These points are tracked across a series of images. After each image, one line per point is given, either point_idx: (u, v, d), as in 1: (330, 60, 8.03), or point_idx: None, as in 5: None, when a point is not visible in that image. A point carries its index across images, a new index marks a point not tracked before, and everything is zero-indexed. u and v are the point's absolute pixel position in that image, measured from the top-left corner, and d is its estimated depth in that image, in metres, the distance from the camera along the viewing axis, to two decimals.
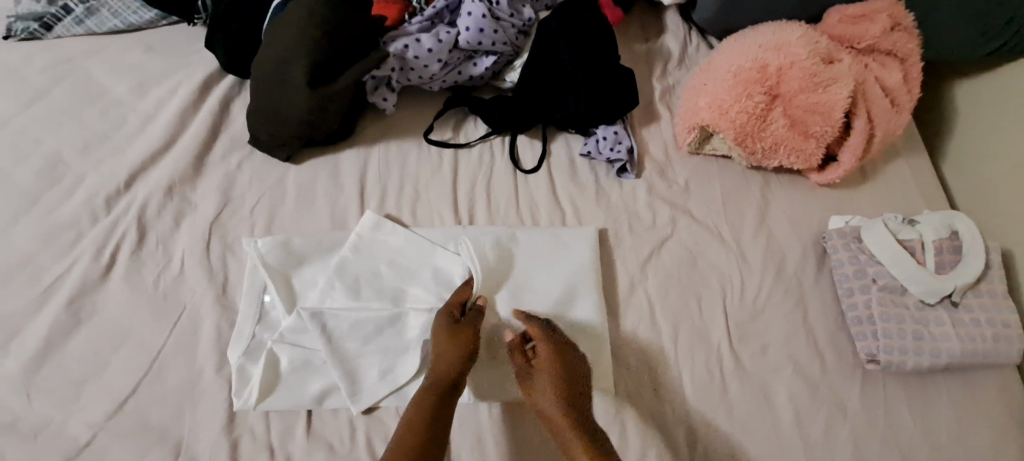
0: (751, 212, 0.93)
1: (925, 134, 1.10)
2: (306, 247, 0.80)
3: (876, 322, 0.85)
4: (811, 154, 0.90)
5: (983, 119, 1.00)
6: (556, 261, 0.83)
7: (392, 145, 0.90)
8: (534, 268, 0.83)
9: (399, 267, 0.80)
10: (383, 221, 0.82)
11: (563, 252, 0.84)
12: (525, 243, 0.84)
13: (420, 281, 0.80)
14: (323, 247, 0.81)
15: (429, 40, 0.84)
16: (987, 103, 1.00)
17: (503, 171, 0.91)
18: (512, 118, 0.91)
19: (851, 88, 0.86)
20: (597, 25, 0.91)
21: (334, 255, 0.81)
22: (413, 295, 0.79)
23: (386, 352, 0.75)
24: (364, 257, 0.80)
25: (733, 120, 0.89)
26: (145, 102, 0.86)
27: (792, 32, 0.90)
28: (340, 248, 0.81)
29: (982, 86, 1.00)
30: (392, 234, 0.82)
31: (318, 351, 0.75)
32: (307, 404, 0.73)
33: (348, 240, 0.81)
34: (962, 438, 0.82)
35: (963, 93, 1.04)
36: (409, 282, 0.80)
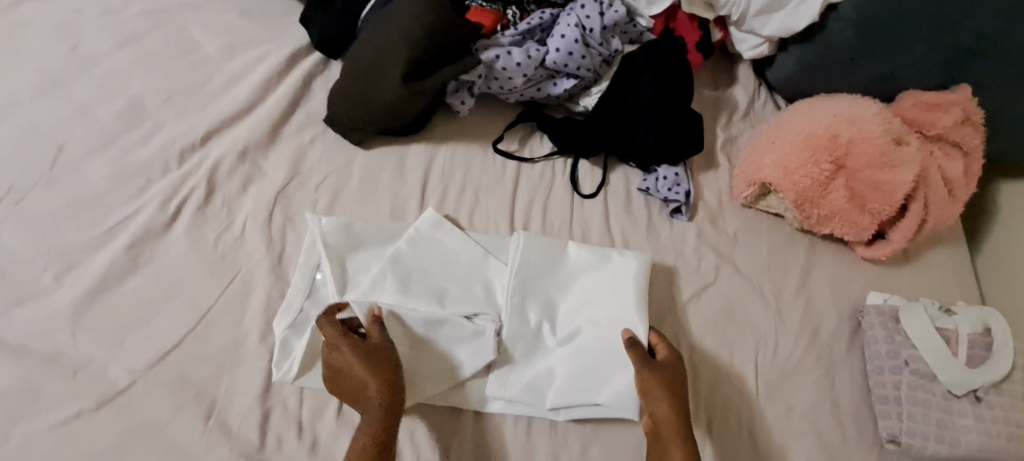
0: (792, 274, 0.94)
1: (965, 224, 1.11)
2: (365, 233, 0.81)
3: (903, 404, 0.86)
4: (863, 229, 0.91)
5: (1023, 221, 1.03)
6: (606, 285, 0.81)
7: (459, 148, 0.92)
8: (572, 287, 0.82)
9: (453, 270, 0.81)
10: (442, 221, 0.83)
11: (607, 276, 0.81)
12: (569, 262, 0.83)
13: (470, 288, 0.80)
14: (380, 236, 0.82)
15: (519, 54, 0.86)
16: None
17: (562, 192, 0.92)
18: (580, 141, 0.93)
19: (916, 173, 0.88)
20: (680, 69, 0.92)
21: (392, 247, 0.81)
22: (457, 297, 0.79)
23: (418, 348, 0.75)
24: (422, 255, 0.81)
25: (796, 183, 0.90)
26: (233, 64, 0.88)
27: (866, 109, 0.92)
28: (400, 241, 0.81)
29: None
30: (448, 235, 0.83)
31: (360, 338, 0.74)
32: None
33: (406, 233, 0.82)
34: None
35: (1008, 193, 1.06)
36: (459, 286, 0.80)
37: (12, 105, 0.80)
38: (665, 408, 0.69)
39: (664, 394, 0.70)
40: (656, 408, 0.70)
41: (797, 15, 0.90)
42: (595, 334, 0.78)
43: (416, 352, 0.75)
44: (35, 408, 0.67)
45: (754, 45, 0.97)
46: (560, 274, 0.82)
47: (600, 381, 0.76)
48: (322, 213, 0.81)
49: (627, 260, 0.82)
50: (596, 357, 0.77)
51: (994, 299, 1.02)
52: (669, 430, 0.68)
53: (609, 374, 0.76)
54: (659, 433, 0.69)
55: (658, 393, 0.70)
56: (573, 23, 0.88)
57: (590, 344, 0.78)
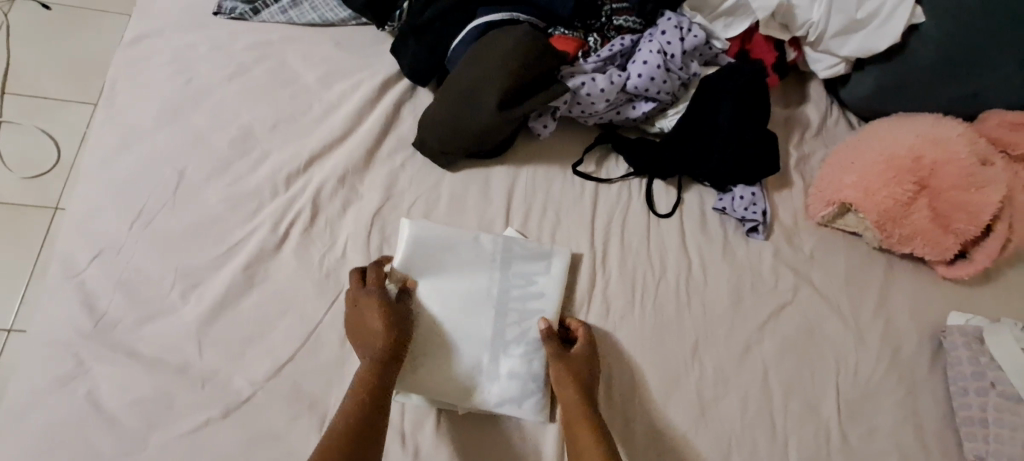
0: (870, 292, 0.95)
1: None
2: (437, 246, 0.84)
3: (991, 426, 0.85)
4: (946, 248, 0.91)
5: None
6: (476, 275, 0.84)
7: (540, 170, 0.95)
8: (463, 285, 0.84)
9: (509, 284, 0.85)
10: (513, 236, 0.87)
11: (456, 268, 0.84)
12: (477, 258, 0.85)
13: (527, 302, 0.84)
14: (449, 248, 0.84)
15: (603, 80, 0.88)
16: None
17: (638, 212, 0.96)
18: (657, 163, 0.96)
19: (1003, 193, 0.88)
20: (758, 92, 0.94)
21: (454, 261, 0.84)
22: (515, 313, 0.84)
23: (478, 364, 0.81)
24: (482, 270, 0.85)
25: (878, 203, 0.91)
26: (330, 93, 0.93)
27: (951, 129, 0.92)
28: (465, 256, 0.85)
29: None
30: (510, 249, 0.86)
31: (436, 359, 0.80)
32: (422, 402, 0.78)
33: (473, 247, 0.85)
34: None
35: None
36: (518, 300, 0.84)
37: (138, 135, 0.87)
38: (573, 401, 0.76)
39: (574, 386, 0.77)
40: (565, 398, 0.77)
41: (880, 35, 0.91)
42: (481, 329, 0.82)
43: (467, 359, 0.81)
44: (170, 416, 0.73)
45: (830, 65, 0.98)
46: (477, 271, 0.85)
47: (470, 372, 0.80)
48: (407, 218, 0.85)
49: (416, 232, 0.83)
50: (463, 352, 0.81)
51: None
52: (571, 397, 0.76)
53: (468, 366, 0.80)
54: (571, 423, 0.74)
55: (568, 380, 0.78)
56: (654, 49, 0.90)
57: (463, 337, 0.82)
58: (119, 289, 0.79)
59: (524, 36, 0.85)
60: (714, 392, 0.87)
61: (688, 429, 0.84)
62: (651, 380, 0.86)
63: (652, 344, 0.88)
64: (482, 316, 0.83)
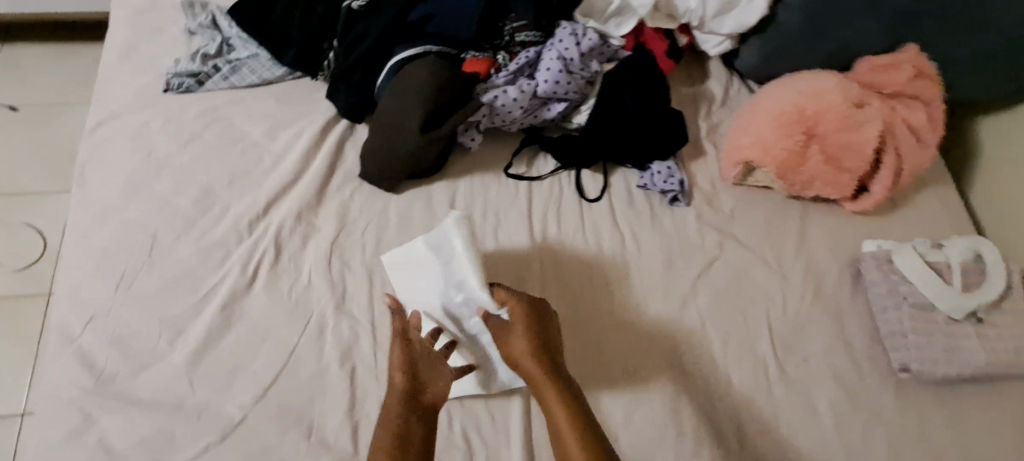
0: (789, 237, 1.06)
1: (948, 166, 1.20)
2: (393, 270, 0.95)
3: (909, 336, 0.95)
4: (843, 186, 1.02)
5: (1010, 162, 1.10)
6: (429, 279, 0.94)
7: (476, 179, 1.05)
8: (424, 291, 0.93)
9: (455, 274, 0.92)
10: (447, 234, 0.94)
11: (415, 281, 0.94)
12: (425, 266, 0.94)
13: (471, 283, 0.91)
14: (402, 268, 0.95)
15: (514, 91, 0.98)
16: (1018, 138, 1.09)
17: (571, 201, 1.06)
18: (579, 154, 1.07)
19: (880, 128, 0.98)
20: (655, 79, 1.06)
21: (410, 277, 0.95)
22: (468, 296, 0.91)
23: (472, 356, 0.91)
24: (431, 274, 0.94)
25: (775, 157, 1.01)
26: (277, 143, 1.04)
27: (826, 80, 1.02)
28: (416, 270, 0.95)
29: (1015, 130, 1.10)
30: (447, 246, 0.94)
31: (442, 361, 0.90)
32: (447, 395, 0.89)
33: (417, 260, 0.95)
34: (986, 442, 0.92)
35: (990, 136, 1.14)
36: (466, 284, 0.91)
37: (110, 210, 0.97)
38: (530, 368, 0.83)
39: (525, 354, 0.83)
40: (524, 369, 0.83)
41: (750, 12, 1.03)
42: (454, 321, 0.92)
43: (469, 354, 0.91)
44: (172, 450, 0.82)
45: (717, 43, 1.10)
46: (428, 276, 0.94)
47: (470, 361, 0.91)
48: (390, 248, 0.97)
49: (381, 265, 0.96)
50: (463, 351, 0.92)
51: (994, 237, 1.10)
52: (526, 363, 0.83)
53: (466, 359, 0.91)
54: (535, 389, 0.82)
55: (518, 350, 0.84)
56: (556, 56, 0.99)
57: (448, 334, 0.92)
58: (111, 347, 0.88)
59: (435, 65, 0.96)
60: (660, 347, 0.96)
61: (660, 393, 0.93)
62: (602, 347, 0.96)
63: (598, 313, 0.98)
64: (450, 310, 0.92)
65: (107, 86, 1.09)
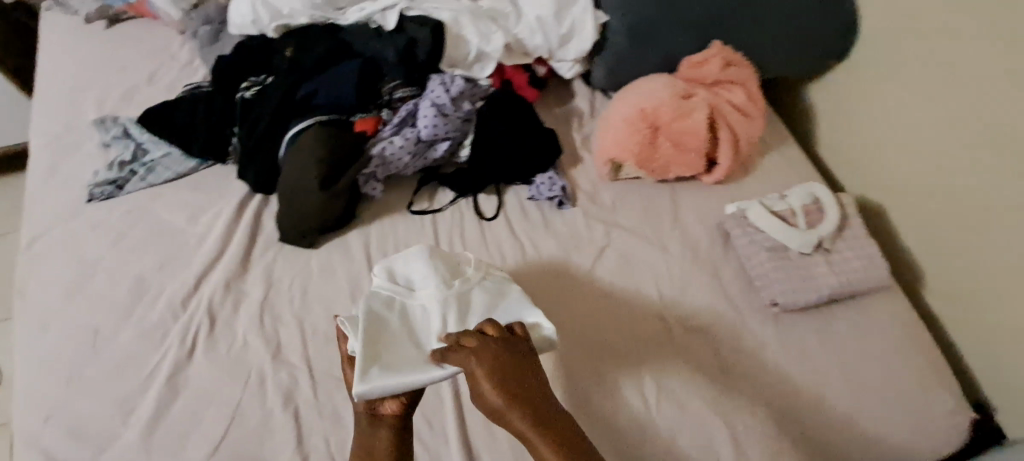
0: (665, 215, 1.23)
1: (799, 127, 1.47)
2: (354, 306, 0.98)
3: (773, 275, 1.11)
4: (693, 164, 1.21)
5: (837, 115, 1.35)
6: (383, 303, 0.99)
7: (386, 220, 1.18)
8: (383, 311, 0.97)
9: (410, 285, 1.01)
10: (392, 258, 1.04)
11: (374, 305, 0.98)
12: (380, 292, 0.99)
13: (426, 284, 1.00)
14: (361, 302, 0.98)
15: (399, 140, 1.13)
16: (835, 96, 1.35)
17: (472, 223, 1.20)
18: (471, 182, 1.22)
19: (706, 113, 1.18)
20: (521, 107, 1.24)
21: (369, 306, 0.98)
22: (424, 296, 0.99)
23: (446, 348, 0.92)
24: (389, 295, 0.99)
25: (631, 153, 1.19)
26: (200, 226, 1.15)
27: (657, 82, 1.21)
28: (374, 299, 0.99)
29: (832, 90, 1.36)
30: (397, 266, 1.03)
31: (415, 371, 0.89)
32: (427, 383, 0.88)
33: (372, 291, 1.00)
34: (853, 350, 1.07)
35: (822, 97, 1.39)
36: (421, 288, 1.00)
37: (49, 316, 1.05)
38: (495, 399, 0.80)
39: (490, 386, 0.80)
40: (489, 400, 0.80)
41: (584, 39, 1.21)
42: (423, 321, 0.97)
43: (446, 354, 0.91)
44: None
45: (569, 68, 1.29)
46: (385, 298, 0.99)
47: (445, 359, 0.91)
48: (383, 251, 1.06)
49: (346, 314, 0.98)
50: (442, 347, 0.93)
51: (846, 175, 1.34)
52: (491, 397, 0.80)
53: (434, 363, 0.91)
54: (504, 418, 0.80)
55: (483, 382, 0.81)
56: (430, 104, 1.15)
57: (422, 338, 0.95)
58: (65, 439, 0.94)
59: (323, 131, 1.10)
60: (646, 347, 1.07)
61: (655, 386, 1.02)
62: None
63: (586, 329, 1.08)
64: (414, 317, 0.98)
65: (34, 207, 1.19)
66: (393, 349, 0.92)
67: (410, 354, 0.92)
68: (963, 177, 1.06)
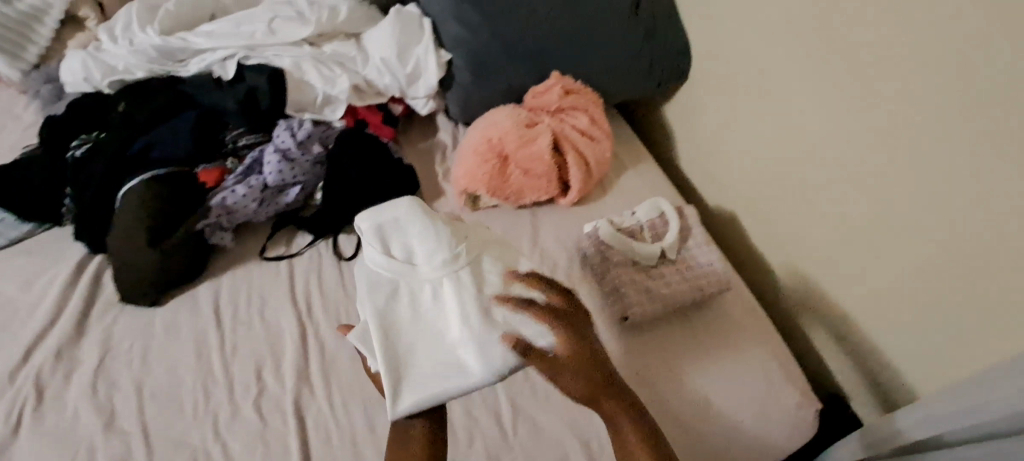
0: (524, 239, 1.26)
1: (662, 146, 1.57)
2: (360, 294, 0.78)
3: (622, 288, 1.14)
4: (546, 188, 1.25)
5: (690, 130, 1.45)
6: (390, 281, 0.79)
7: (238, 269, 1.16)
8: (386, 298, 0.77)
9: (416, 257, 0.80)
10: (382, 224, 0.82)
11: (383, 288, 0.78)
12: (385, 270, 0.79)
13: (432, 255, 0.80)
14: (364, 288, 0.78)
15: (242, 188, 1.12)
16: (684, 111, 1.45)
17: (330, 264, 1.19)
18: (327, 224, 1.20)
19: (549, 139, 1.23)
20: (374, 145, 1.25)
21: (365, 293, 0.77)
22: (426, 271, 0.79)
23: (476, 337, 0.74)
24: (393, 276, 0.79)
25: (483, 182, 1.22)
26: (31, 294, 1.09)
27: (502, 113, 1.25)
28: (377, 282, 0.79)
29: (679, 108, 1.46)
30: (393, 236, 0.81)
31: (443, 379, 0.72)
32: (477, 383, 0.71)
33: (368, 274, 0.79)
34: (703, 352, 1.12)
35: (675, 113, 1.49)
36: (424, 260, 0.80)
37: None
38: (576, 385, 0.69)
39: (572, 374, 0.69)
40: (569, 388, 0.69)
41: (430, 76, 1.25)
42: (442, 302, 0.78)
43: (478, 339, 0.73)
44: None
45: (424, 104, 1.31)
46: (393, 275, 0.79)
47: (466, 355, 0.73)
48: (362, 211, 0.83)
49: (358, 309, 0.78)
50: (473, 335, 0.74)
51: (704, 184, 1.45)
52: (579, 384, 0.70)
53: (457, 355, 0.74)
54: (592, 400, 0.72)
55: (563, 370, 0.69)
56: (273, 150, 1.15)
57: (444, 325, 0.77)
58: None
59: (151, 182, 1.08)
60: (680, 334, 1.14)
61: (699, 362, 1.10)
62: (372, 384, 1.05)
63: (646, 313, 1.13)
64: (421, 301, 0.78)
65: None
66: (418, 346, 0.75)
67: (430, 350, 0.75)
68: (788, 176, 1.15)
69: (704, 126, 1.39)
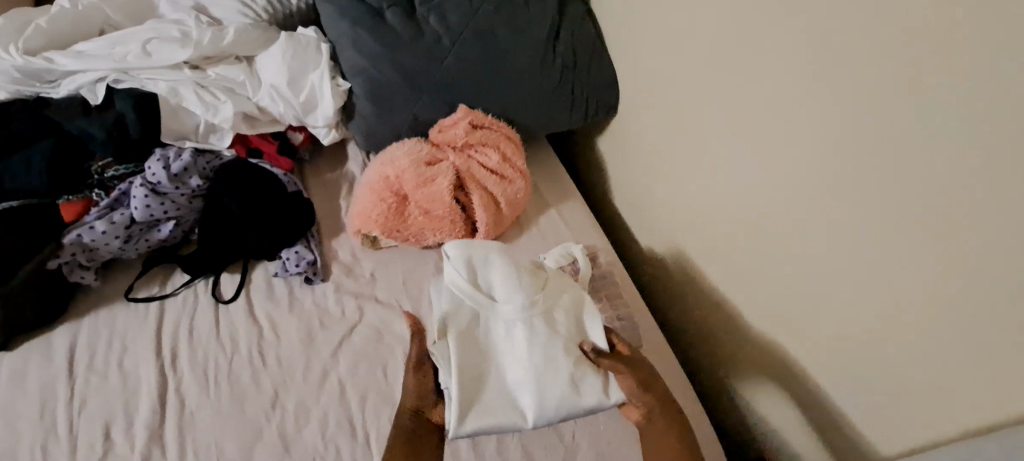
0: (425, 285, 1.16)
1: (597, 181, 1.49)
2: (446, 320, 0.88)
3: None
4: (449, 229, 1.16)
5: (621, 167, 1.36)
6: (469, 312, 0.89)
7: (103, 311, 1.06)
8: (465, 325, 0.87)
9: (496, 295, 0.91)
10: (472, 257, 0.93)
11: (462, 316, 0.88)
12: (462, 302, 0.89)
13: (511, 295, 0.90)
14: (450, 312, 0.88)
15: (102, 225, 1.03)
16: (615, 147, 1.36)
17: (206, 307, 1.09)
18: (205, 262, 1.12)
19: (451, 178, 1.15)
20: (264, 179, 1.16)
21: (453, 318, 0.87)
22: (506, 310, 0.89)
23: (538, 375, 0.84)
24: (477, 308, 0.89)
25: (377, 222, 1.12)
26: None
27: (403, 147, 1.17)
28: (457, 311, 0.88)
29: (610, 142, 1.38)
30: (479, 270, 0.93)
31: (510, 405, 0.83)
32: (533, 416, 0.83)
33: (451, 300, 0.89)
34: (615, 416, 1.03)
35: (607, 149, 1.40)
36: (504, 299, 0.90)
37: None
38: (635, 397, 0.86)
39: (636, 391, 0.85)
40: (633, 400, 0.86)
41: (326, 104, 1.16)
42: (515, 338, 0.87)
43: (539, 378, 0.84)
44: None
45: (326, 134, 1.21)
46: (476, 308, 0.89)
47: (531, 389, 0.84)
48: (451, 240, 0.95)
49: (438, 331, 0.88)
50: (542, 370, 0.84)
51: (636, 224, 1.36)
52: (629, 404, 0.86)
53: (523, 387, 0.84)
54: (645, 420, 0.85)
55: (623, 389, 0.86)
56: (142, 183, 1.06)
57: (516, 358, 0.86)
58: None
59: None
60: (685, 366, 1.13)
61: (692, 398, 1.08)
62: (234, 446, 0.95)
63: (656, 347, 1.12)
64: (498, 334, 0.88)
65: None
66: (495, 374, 0.85)
67: (504, 379, 0.85)
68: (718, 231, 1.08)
69: (634, 164, 1.30)
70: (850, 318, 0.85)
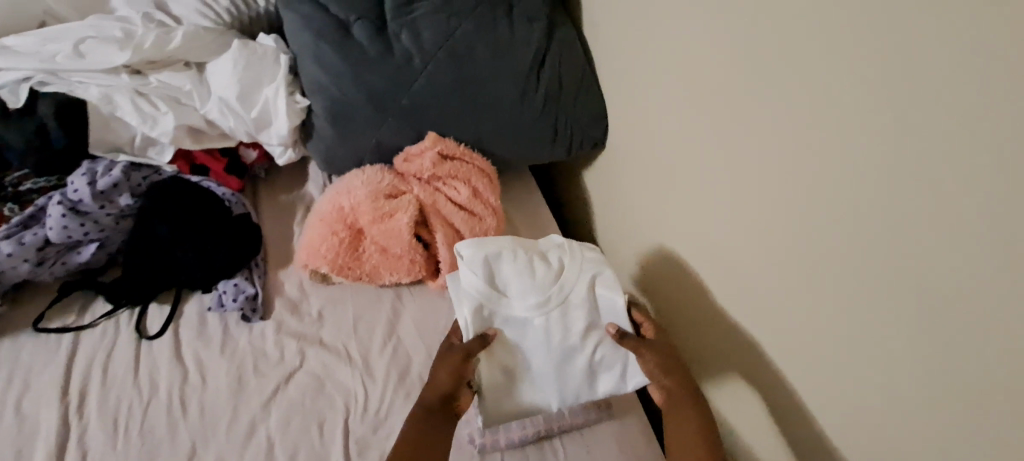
0: (377, 329, 1.04)
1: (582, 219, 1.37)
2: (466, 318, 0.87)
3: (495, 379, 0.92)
4: (407, 270, 1.06)
5: (606, 206, 1.25)
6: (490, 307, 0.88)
7: (7, 341, 0.94)
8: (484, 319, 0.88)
9: (512, 287, 0.90)
10: (487, 248, 0.90)
11: (481, 312, 0.88)
12: (478, 296, 0.88)
13: (528, 287, 0.89)
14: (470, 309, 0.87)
15: (8, 245, 0.92)
16: (600, 184, 1.25)
17: (126, 342, 0.97)
18: (128, 290, 1.00)
19: (412, 215, 1.04)
20: (204, 200, 1.05)
21: (473, 318, 0.87)
22: (524, 301, 0.89)
23: (563, 361, 0.89)
24: (494, 301, 0.88)
25: (326, 258, 1.02)
26: None
27: (362, 176, 1.06)
28: (474, 308, 0.87)
29: (596, 179, 1.26)
30: (493, 259, 0.90)
31: (539, 391, 0.90)
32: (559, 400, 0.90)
33: (469, 295, 0.88)
34: None
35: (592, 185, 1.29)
36: (519, 290, 0.90)
37: None
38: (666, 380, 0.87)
39: (666, 376, 0.87)
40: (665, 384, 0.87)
41: (280, 122, 1.04)
42: (537, 333, 0.89)
43: (562, 366, 0.89)
44: None
45: (282, 152, 1.11)
46: (495, 302, 0.89)
47: (557, 377, 0.89)
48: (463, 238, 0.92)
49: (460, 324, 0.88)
50: (565, 358, 0.89)
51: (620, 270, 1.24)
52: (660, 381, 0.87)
53: (551, 374, 0.89)
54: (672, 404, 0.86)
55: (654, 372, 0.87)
56: (60, 199, 0.96)
57: (542, 347, 0.89)
58: None
59: None
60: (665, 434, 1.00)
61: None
62: None
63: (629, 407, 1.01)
64: (520, 328, 0.90)
65: None
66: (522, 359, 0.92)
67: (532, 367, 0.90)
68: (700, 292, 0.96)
69: (619, 205, 1.19)
70: (850, 420, 0.73)
